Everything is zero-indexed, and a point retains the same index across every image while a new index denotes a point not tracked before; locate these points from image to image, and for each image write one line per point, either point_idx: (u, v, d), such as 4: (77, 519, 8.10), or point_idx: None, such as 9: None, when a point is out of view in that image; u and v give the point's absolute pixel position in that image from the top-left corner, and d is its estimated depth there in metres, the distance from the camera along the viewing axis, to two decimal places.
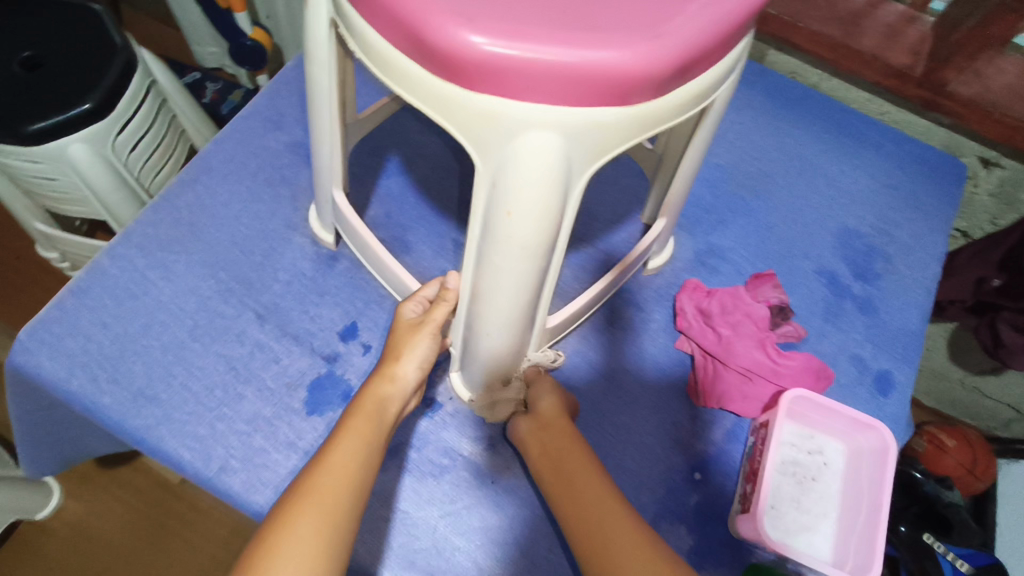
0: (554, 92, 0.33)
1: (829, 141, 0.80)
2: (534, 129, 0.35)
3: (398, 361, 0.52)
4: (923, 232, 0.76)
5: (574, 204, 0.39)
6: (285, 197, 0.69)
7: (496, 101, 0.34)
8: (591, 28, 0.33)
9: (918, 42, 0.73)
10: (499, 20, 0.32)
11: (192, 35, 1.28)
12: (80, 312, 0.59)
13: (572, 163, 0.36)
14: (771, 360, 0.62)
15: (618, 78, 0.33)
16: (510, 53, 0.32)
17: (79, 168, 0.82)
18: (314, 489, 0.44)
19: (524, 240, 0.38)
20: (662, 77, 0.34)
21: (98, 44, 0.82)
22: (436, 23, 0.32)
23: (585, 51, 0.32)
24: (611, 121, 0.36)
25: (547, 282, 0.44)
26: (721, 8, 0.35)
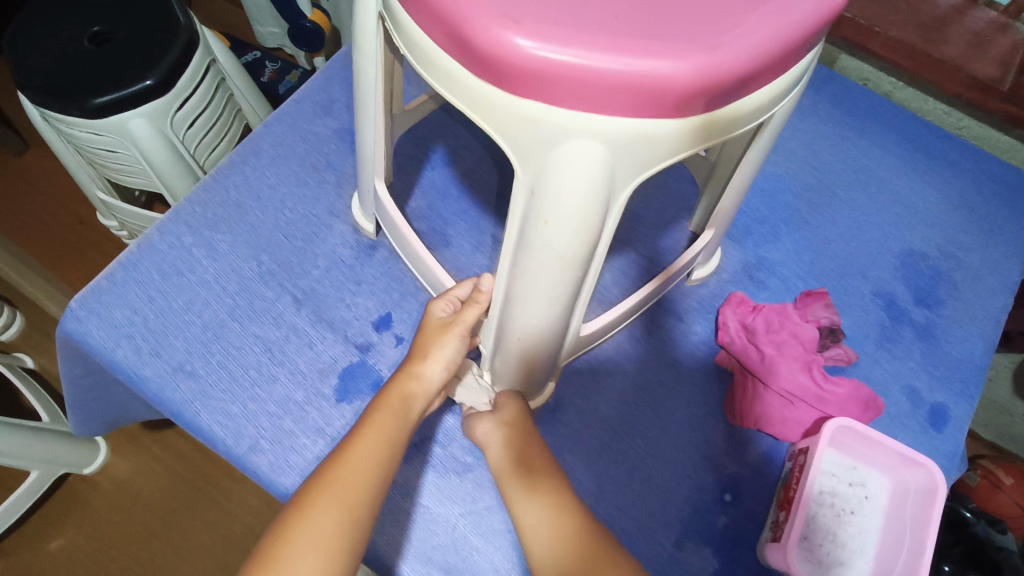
0: (600, 101, 0.32)
1: (898, 154, 0.75)
2: (578, 137, 0.33)
3: (426, 360, 0.52)
4: (996, 258, 0.71)
5: (615, 217, 0.37)
6: (330, 182, 0.69)
7: (539, 106, 0.33)
8: (645, 34, 0.31)
9: (1009, 52, 0.68)
10: (549, 22, 0.31)
11: (255, 14, 1.31)
12: (129, 284, 0.61)
13: (615, 175, 0.35)
14: (816, 385, 0.59)
15: (671, 91, 0.31)
16: (556, 57, 0.30)
17: (139, 141, 0.85)
18: (335, 482, 0.44)
19: (560, 250, 0.37)
20: (718, 89, 0.32)
21: (163, 22, 0.84)
22: (482, 22, 0.31)
23: (636, 61, 0.30)
24: (661, 134, 0.34)
25: (582, 294, 0.43)
26: (789, 18, 0.33)
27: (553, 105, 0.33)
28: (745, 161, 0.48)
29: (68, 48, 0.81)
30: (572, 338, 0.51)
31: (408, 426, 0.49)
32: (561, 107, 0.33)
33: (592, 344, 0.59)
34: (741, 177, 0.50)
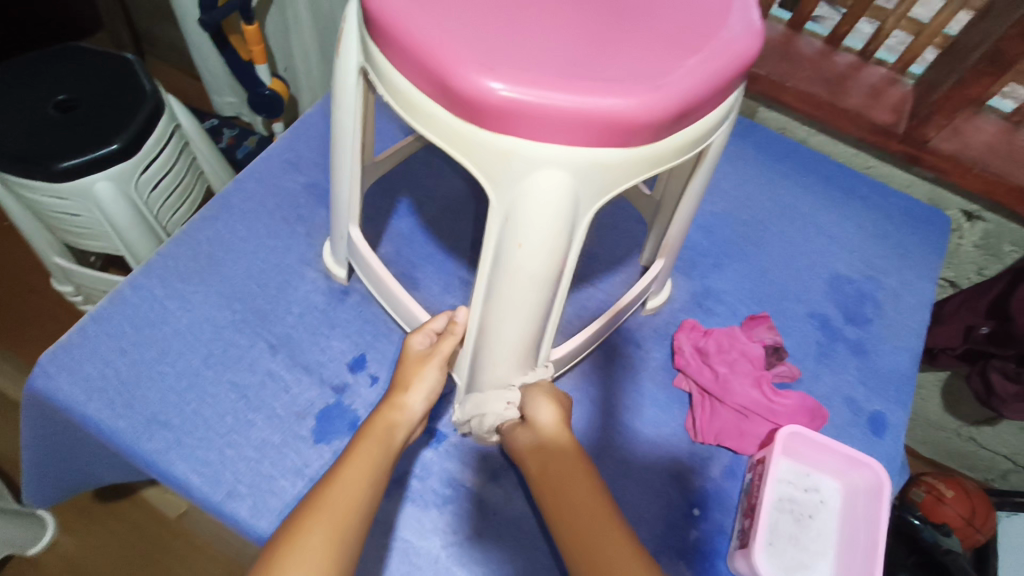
0: (564, 134, 0.37)
1: (819, 192, 0.84)
2: (545, 168, 0.38)
3: (407, 392, 0.54)
4: (912, 279, 0.79)
5: (581, 238, 0.42)
6: (301, 233, 0.72)
7: (510, 141, 0.38)
8: (599, 77, 0.37)
9: (899, 101, 0.80)
10: (517, 69, 0.36)
11: (212, 84, 1.34)
12: (101, 338, 0.61)
13: (578, 200, 0.40)
14: (766, 398, 0.64)
15: (622, 124, 0.37)
16: (525, 98, 0.36)
17: (103, 204, 0.86)
18: (325, 503, 0.45)
19: (533, 271, 0.41)
20: (662, 123, 0.38)
21: (130, 91, 0.88)
22: (460, 70, 0.36)
23: (593, 99, 0.36)
24: (616, 162, 0.39)
25: (553, 315, 0.47)
26: (716, 63, 0.39)
27: (524, 139, 0.38)
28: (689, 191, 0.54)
29: (33, 116, 0.84)
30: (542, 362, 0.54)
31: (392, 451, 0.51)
32: (529, 141, 0.38)
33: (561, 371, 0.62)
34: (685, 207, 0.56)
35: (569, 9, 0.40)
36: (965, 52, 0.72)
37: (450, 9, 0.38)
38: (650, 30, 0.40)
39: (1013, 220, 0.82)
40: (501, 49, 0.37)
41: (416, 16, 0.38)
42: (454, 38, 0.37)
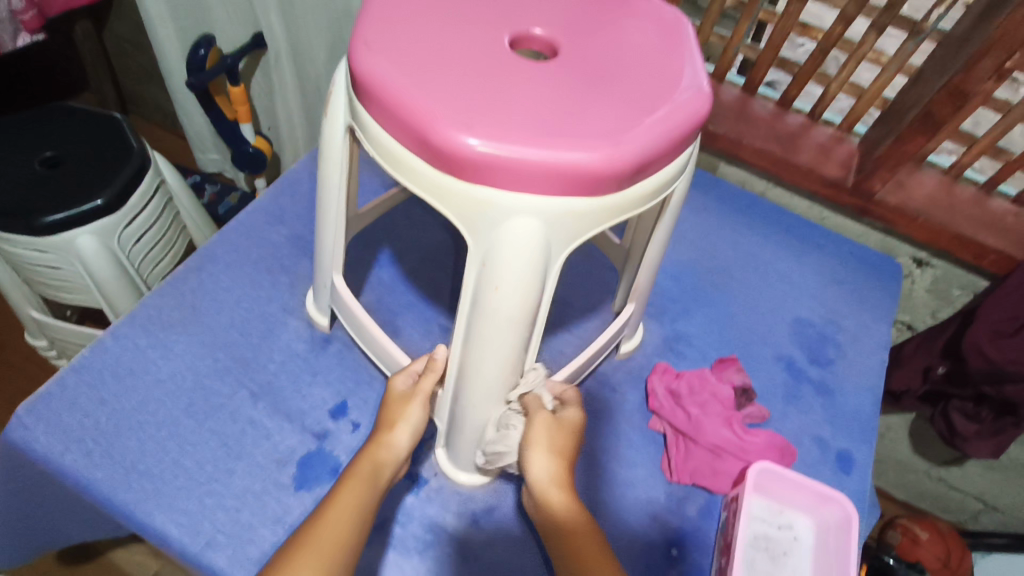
0: (536, 185, 0.40)
1: (779, 242, 0.90)
2: (519, 216, 0.42)
3: (393, 430, 0.55)
4: (869, 322, 0.84)
5: (554, 282, 0.45)
6: (284, 283, 0.73)
7: (486, 192, 0.41)
8: (567, 135, 0.41)
9: (847, 158, 0.87)
10: (492, 127, 0.40)
11: (197, 143, 1.37)
12: (81, 388, 0.61)
13: (550, 246, 0.43)
14: (738, 436, 0.67)
15: (589, 176, 0.40)
16: (500, 153, 0.39)
17: (85, 258, 0.87)
18: (311, 542, 0.46)
19: (509, 312, 0.44)
20: (625, 175, 0.42)
21: (117, 148, 0.91)
22: (440, 128, 0.40)
23: (562, 154, 0.40)
24: (585, 211, 0.43)
25: (530, 355, 0.50)
26: (671, 122, 0.44)
27: (500, 190, 0.41)
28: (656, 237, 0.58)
29: (20, 173, 0.86)
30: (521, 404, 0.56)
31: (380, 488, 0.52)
32: (505, 192, 0.41)
33: None
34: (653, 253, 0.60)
35: (539, 76, 0.44)
36: (903, 113, 0.79)
37: (431, 76, 0.42)
38: (612, 93, 0.44)
39: (959, 266, 0.88)
40: (478, 110, 0.41)
41: (399, 79, 0.42)
42: (435, 101, 0.41)
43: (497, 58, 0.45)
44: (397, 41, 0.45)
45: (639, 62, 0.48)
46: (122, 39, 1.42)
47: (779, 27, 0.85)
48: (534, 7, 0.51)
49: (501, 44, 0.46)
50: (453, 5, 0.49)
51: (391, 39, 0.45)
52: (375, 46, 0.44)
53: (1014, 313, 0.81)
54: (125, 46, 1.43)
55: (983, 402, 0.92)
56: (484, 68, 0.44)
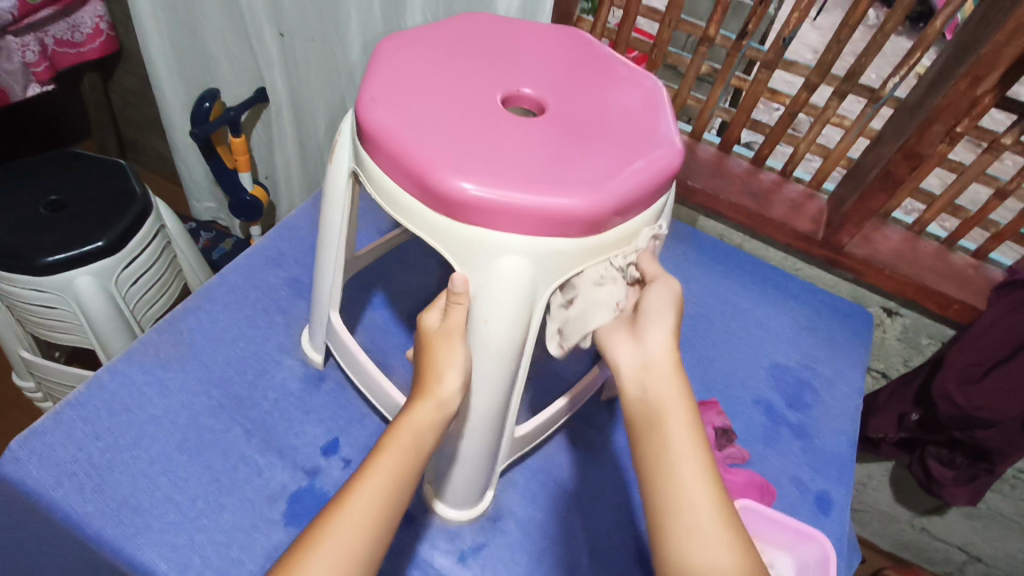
0: (525, 226, 0.44)
1: (755, 291, 0.94)
2: (508, 254, 0.45)
3: (440, 379, 0.47)
4: (843, 367, 0.87)
5: (540, 316, 0.48)
6: (280, 323, 0.76)
7: (478, 232, 0.45)
8: (551, 181, 0.45)
9: (816, 214, 0.93)
10: (485, 173, 0.44)
11: (193, 191, 1.41)
12: (75, 423, 0.62)
13: (537, 282, 0.47)
14: (718, 475, 0.68)
15: (572, 218, 0.44)
16: (492, 196, 0.43)
17: (82, 300, 0.89)
18: (334, 536, 0.41)
19: (498, 346, 0.47)
20: (604, 218, 0.46)
21: (121, 193, 0.94)
22: (437, 174, 0.44)
23: (548, 199, 0.44)
24: (569, 251, 0.46)
25: (517, 387, 0.52)
26: (648, 171, 0.48)
27: (492, 229, 0.45)
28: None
29: (24, 215, 0.88)
30: (507, 439, 0.58)
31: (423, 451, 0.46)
32: (496, 230, 0.45)
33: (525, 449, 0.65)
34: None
35: (527, 129, 0.49)
36: (866, 172, 0.85)
37: (430, 127, 0.47)
38: (594, 146, 0.49)
39: (926, 315, 0.93)
40: (472, 157, 0.45)
41: (402, 130, 0.46)
42: (435, 150, 0.45)
43: (493, 112, 0.50)
44: (400, 97, 0.49)
45: (619, 120, 0.53)
46: (126, 92, 1.47)
47: (750, 92, 0.93)
48: (526, 69, 0.57)
49: (494, 102, 0.51)
50: (451, 67, 0.54)
51: (395, 96, 0.49)
52: (379, 100, 0.48)
53: (977, 359, 0.85)
54: (129, 98, 1.49)
55: (957, 448, 0.95)
56: (480, 120, 0.49)
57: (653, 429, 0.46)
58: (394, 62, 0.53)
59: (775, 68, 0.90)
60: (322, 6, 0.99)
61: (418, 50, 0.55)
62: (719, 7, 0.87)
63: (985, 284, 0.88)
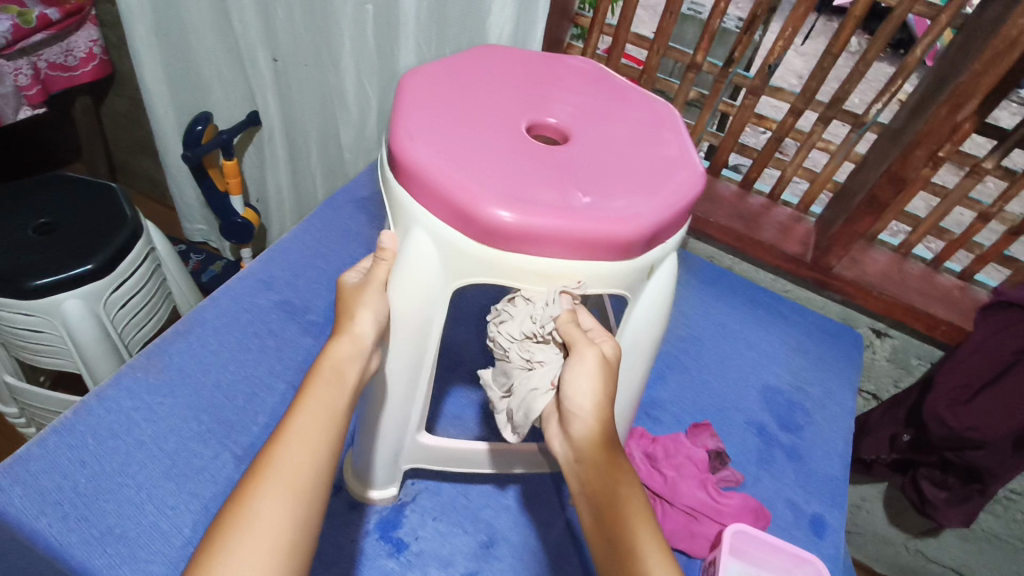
0: (436, 207, 0.46)
1: (746, 312, 0.95)
2: (420, 226, 0.48)
3: (354, 317, 0.47)
4: (835, 389, 0.87)
5: (442, 311, 0.49)
6: (271, 346, 0.75)
7: (406, 195, 0.48)
8: (473, 181, 0.45)
9: (804, 236, 0.94)
10: (431, 145, 0.47)
11: (184, 214, 1.41)
12: (60, 450, 0.61)
13: (442, 271, 0.48)
14: (713, 498, 0.68)
15: (474, 217, 0.45)
16: (419, 165, 0.46)
17: (69, 323, 0.87)
18: (279, 462, 0.40)
19: (402, 318, 0.49)
20: (513, 236, 0.45)
21: (111, 216, 0.94)
22: (397, 130, 0.49)
23: (457, 191, 0.45)
24: (474, 252, 0.46)
25: (425, 377, 0.53)
26: (587, 210, 0.46)
27: (414, 198, 0.48)
28: (630, 359, 0.55)
29: (12, 238, 0.88)
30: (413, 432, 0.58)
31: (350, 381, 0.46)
32: (416, 201, 0.48)
33: (438, 463, 0.62)
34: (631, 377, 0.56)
35: (505, 148, 0.49)
36: (852, 195, 0.87)
37: (437, 109, 0.51)
38: (553, 178, 0.47)
39: (915, 336, 0.94)
40: (432, 134, 0.48)
41: (406, 97, 0.52)
42: (417, 116, 0.50)
43: (497, 127, 0.51)
44: (446, 84, 0.54)
45: (619, 170, 0.50)
46: (118, 114, 1.48)
47: (737, 117, 0.95)
48: (564, 103, 0.56)
49: (516, 123, 0.52)
50: (514, 87, 0.56)
51: (444, 80, 0.55)
52: (433, 77, 0.55)
53: (966, 380, 0.86)
54: (120, 121, 1.49)
55: (949, 469, 0.95)
56: (475, 123, 0.51)
57: (598, 499, 0.44)
58: (478, 65, 0.58)
59: (761, 93, 0.92)
60: (317, 32, 1.01)
61: (505, 68, 0.59)
62: (705, 34, 0.89)
63: (972, 305, 0.90)
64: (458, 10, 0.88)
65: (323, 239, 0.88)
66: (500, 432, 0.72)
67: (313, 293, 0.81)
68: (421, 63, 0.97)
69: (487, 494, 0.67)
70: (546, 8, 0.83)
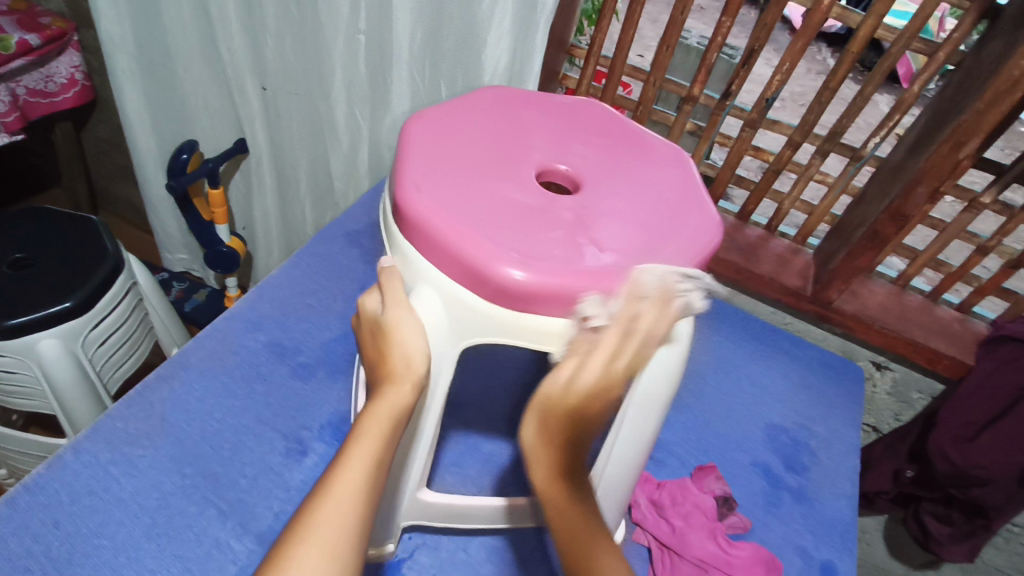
0: (444, 262, 0.44)
1: (747, 346, 0.93)
2: (425, 282, 0.45)
3: (407, 359, 0.44)
4: (838, 426, 0.86)
5: (450, 366, 0.47)
6: (260, 391, 0.71)
7: (411, 248, 0.46)
8: (484, 236, 0.43)
9: (804, 268, 0.93)
10: (436, 196, 0.45)
11: (166, 243, 1.37)
12: (33, 510, 0.57)
13: (449, 329, 0.45)
14: (722, 550, 0.65)
15: (484, 274, 0.42)
16: (426, 217, 0.44)
17: (44, 364, 0.83)
18: (321, 514, 0.37)
19: None
20: (525, 296, 0.43)
21: (91, 250, 0.90)
22: (402, 179, 0.46)
23: (466, 248, 0.43)
24: (483, 311, 0.44)
25: (427, 433, 0.50)
26: (603, 266, 0.44)
27: (420, 251, 0.45)
28: (639, 414, 0.54)
29: None
30: (413, 486, 0.55)
31: (400, 427, 0.43)
32: (423, 255, 0.45)
33: (439, 519, 0.59)
34: (640, 434, 0.56)
35: (515, 199, 0.47)
36: (852, 230, 0.86)
37: (443, 156, 0.49)
38: (565, 231, 0.46)
39: (915, 369, 0.93)
40: (439, 184, 0.46)
41: (411, 144, 0.50)
42: (421, 165, 0.48)
43: (507, 174, 0.49)
44: (448, 130, 0.52)
45: (632, 221, 0.48)
46: (100, 140, 1.44)
47: (735, 149, 0.94)
48: (574, 147, 0.55)
49: (524, 170, 0.50)
50: (520, 130, 0.54)
51: (448, 125, 0.53)
52: (437, 121, 0.53)
53: (972, 417, 0.85)
54: (102, 146, 1.45)
55: (953, 504, 0.93)
56: (484, 171, 0.49)
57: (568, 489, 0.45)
58: (482, 107, 0.56)
59: (758, 126, 0.91)
60: (307, 61, 0.99)
61: (508, 109, 0.57)
62: (702, 67, 0.88)
63: (972, 338, 0.89)
64: (452, 41, 0.87)
65: (315, 276, 0.85)
66: (500, 481, 0.69)
67: (304, 333, 0.78)
68: (415, 93, 0.95)
69: (486, 547, 0.64)
70: (543, 40, 0.81)
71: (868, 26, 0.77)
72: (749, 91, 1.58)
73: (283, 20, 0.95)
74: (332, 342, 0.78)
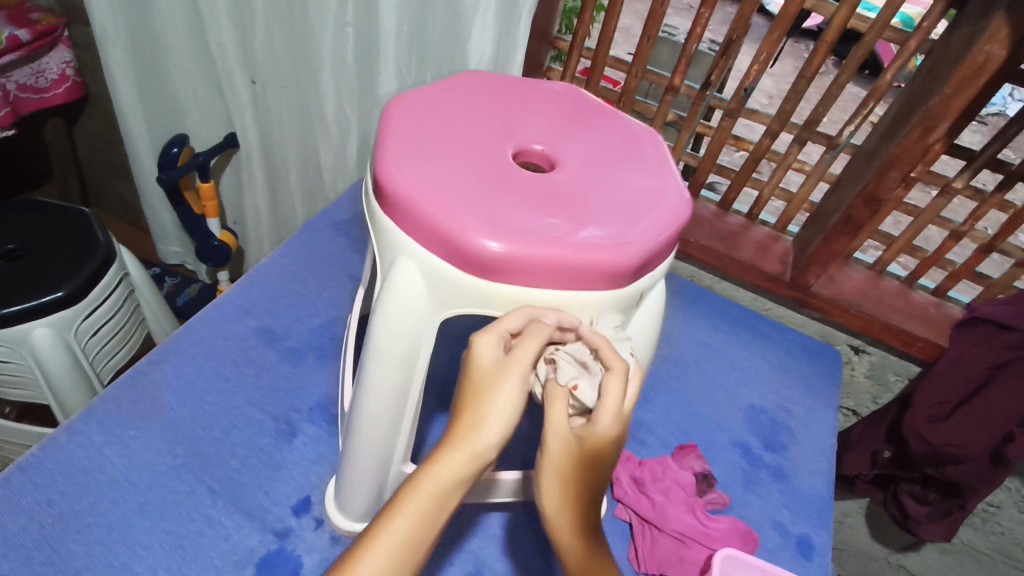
0: (423, 235, 0.46)
1: (728, 331, 0.95)
2: (404, 254, 0.47)
3: (478, 428, 0.41)
4: (816, 407, 0.88)
5: (429, 338, 0.49)
6: (250, 375, 0.73)
7: (391, 222, 0.48)
8: (460, 209, 0.45)
9: (783, 255, 0.96)
10: (416, 172, 0.47)
11: (158, 236, 1.39)
12: (28, 488, 0.59)
13: (428, 300, 0.47)
14: (701, 523, 0.68)
15: (460, 244, 0.44)
16: (406, 191, 0.46)
17: (37, 353, 0.84)
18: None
19: (389, 349, 0.48)
20: (501, 267, 0.44)
21: (83, 241, 0.91)
22: (382, 155, 0.48)
23: (444, 221, 0.45)
24: (460, 282, 0.46)
25: (407, 406, 0.52)
26: (576, 238, 0.46)
27: (400, 226, 0.47)
28: None
29: None
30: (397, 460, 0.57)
31: (450, 504, 0.41)
32: (403, 229, 0.47)
33: None
34: None
35: (492, 176, 0.49)
36: (829, 215, 0.88)
37: (425, 135, 0.51)
38: (540, 206, 0.47)
39: (892, 352, 0.96)
40: (419, 161, 0.48)
41: (394, 125, 0.51)
42: (403, 143, 0.49)
43: (487, 153, 0.51)
44: (431, 111, 0.54)
45: (607, 197, 0.50)
46: (91, 136, 1.45)
47: (715, 139, 0.96)
48: (554, 128, 0.57)
49: (503, 150, 0.52)
50: (500, 112, 0.56)
51: (432, 106, 0.54)
52: (420, 103, 0.55)
53: (944, 397, 0.87)
54: (94, 142, 1.46)
55: (929, 484, 0.96)
56: (464, 150, 0.50)
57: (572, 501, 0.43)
58: (465, 91, 0.58)
59: (738, 116, 0.93)
60: (296, 54, 1.00)
61: (491, 93, 0.59)
62: (683, 58, 0.90)
63: (946, 320, 0.91)
64: (437, 33, 0.88)
65: (304, 264, 0.86)
66: None
67: (293, 319, 0.80)
68: (402, 85, 0.97)
69: (471, 522, 0.66)
70: (526, 31, 0.83)
71: (841, 16, 0.79)
72: (733, 86, 1.60)
73: (272, 13, 0.97)
74: (321, 328, 0.80)
